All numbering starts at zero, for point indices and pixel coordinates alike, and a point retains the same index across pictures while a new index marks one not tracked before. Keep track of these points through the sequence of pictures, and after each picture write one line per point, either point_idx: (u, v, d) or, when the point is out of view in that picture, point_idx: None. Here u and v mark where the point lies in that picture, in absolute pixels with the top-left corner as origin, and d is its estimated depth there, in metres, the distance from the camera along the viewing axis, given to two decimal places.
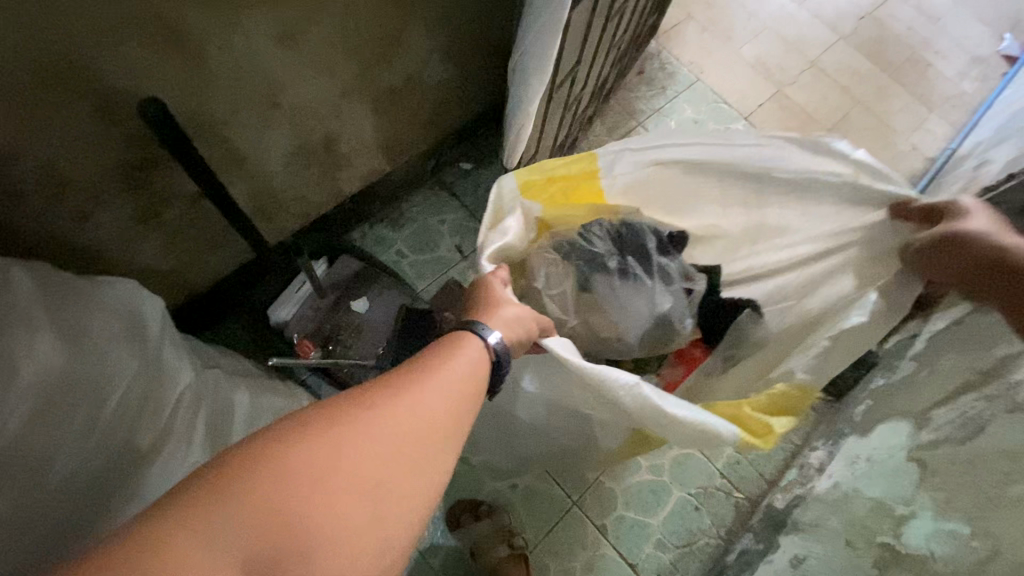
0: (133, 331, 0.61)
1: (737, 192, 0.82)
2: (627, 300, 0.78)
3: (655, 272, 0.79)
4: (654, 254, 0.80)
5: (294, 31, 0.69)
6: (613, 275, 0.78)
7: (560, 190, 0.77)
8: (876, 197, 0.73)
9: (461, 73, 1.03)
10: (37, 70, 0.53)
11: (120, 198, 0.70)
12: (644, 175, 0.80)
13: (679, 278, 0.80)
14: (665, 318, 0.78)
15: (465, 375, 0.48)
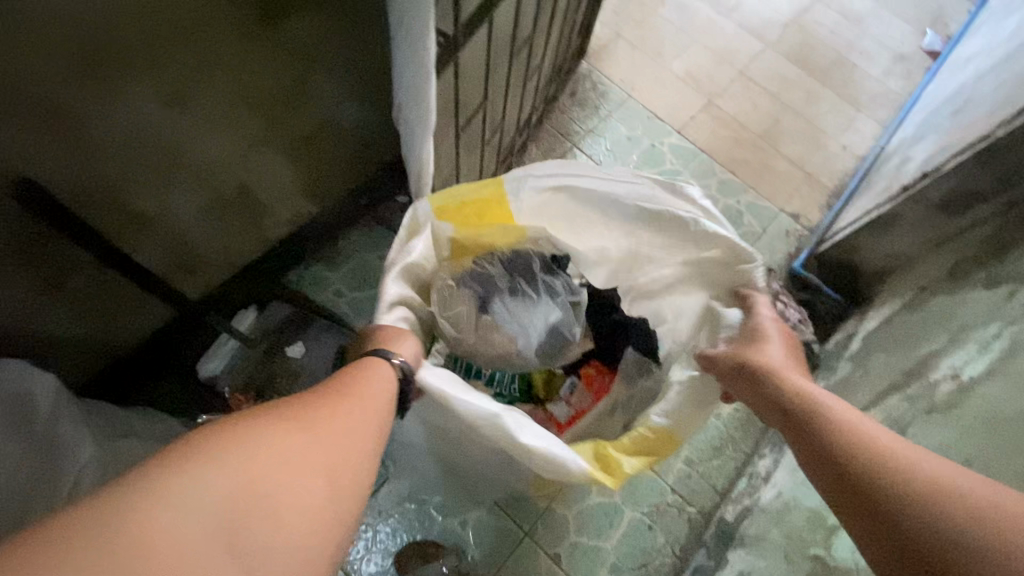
0: (21, 413, 0.63)
1: (619, 229, 0.84)
2: (519, 317, 0.80)
3: (541, 288, 0.82)
4: (539, 273, 0.83)
5: (183, 96, 0.69)
6: (509, 296, 0.81)
7: (474, 211, 0.79)
8: (710, 238, 0.79)
9: (377, 113, 1.03)
10: None
11: (14, 271, 0.68)
12: (541, 206, 0.82)
13: (566, 293, 0.83)
14: (555, 330, 0.82)
15: (383, 391, 0.57)
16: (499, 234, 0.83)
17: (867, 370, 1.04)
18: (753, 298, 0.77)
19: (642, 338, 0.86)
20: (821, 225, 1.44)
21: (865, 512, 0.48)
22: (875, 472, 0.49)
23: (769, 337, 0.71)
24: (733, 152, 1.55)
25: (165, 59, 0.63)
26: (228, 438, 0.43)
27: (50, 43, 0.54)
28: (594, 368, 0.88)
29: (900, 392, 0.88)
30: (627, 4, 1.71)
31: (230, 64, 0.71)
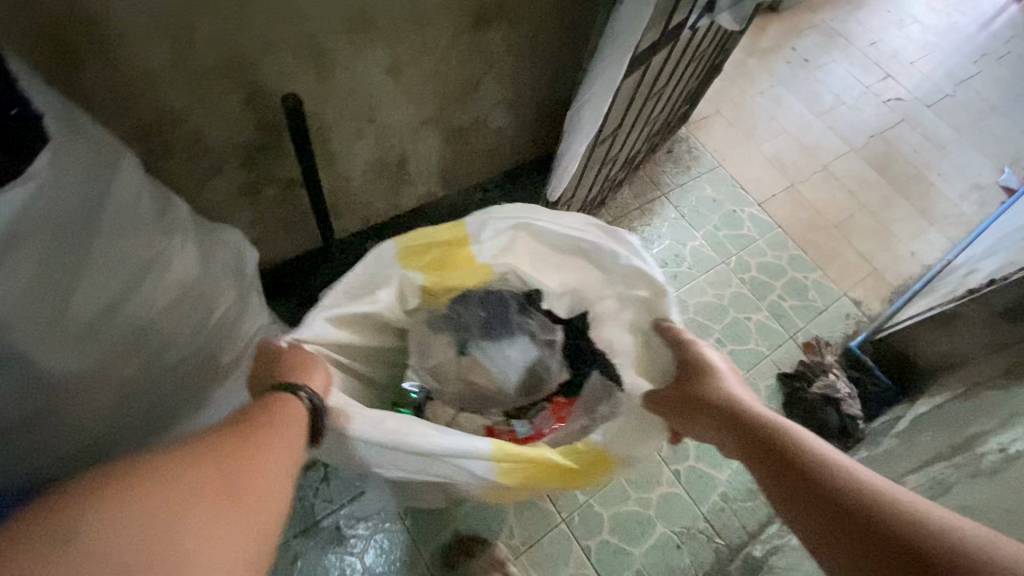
0: (237, 267, 0.74)
1: (574, 268, 0.88)
2: (494, 356, 0.90)
3: (517, 327, 0.92)
4: (513, 314, 0.92)
5: (401, 66, 0.87)
6: (483, 332, 0.91)
7: (441, 256, 0.84)
8: (643, 280, 0.83)
9: (518, 125, 1.21)
10: (221, 62, 0.68)
11: (238, 169, 0.84)
12: (503, 243, 0.85)
13: (540, 332, 0.93)
14: (530, 370, 0.92)
15: (295, 425, 0.55)
16: (468, 278, 0.87)
17: (911, 445, 1.10)
18: (677, 330, 0.80)
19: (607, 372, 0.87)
20: (880, 316, 1.52)
21: (841, 527, 0.48)
22: (851, 488, 0.50)
23: (709, 370, 0.74)
24: (806, 234, 1.67)
25: (402, 33, 0.82)
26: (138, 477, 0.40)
27: (347, 6, 0.72)
28: (561, 400, 0.91)
29: (945, 460, 0.95)
30: (730, 88, 1.91)
31: (440, 50, 0.89)
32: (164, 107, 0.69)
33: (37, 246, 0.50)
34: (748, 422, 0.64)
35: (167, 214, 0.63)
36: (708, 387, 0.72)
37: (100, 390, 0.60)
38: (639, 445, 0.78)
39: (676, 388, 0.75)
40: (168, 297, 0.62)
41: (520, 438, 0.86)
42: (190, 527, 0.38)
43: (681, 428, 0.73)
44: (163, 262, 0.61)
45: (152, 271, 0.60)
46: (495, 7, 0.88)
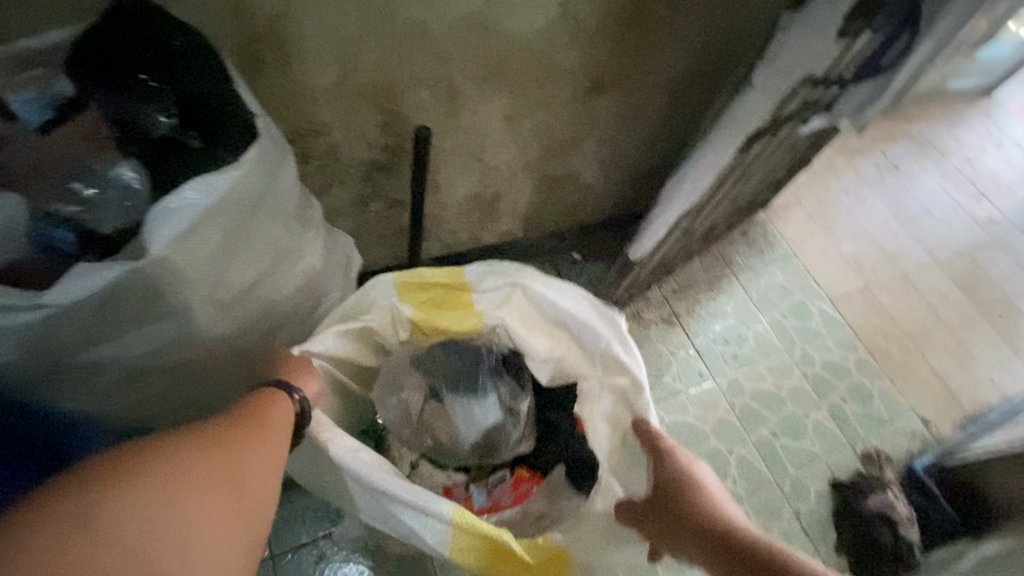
0: (345, 267, 0.82)
1: (559, 341, 0.84)
2: (459, 412, 0.83)
3: (488, 390, 0.85)
4: (485, 375, 0.85)
5: (517, 113, 0.95)
6: (453, 386, 0.84)
7: (440, 294, 0.82)
8: (624, 368, 0.79)
9: (610, 186, 1.25)
10: (372, 87, 0.77)
11: (356, 184, 0.92)
12: (497, 296, 0.82)
13: (509, 399, 0.85)
14: (494, 433, 0.84)
15: (280, 416, 0.60)
16: (460, 323, 0.84)
17: None
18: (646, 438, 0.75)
19: (581, 471, 0.82)
20: (950, 439, 1.43)
21: None
22: None
23: (688, 483, 0.73)
24: (877, 340, 1.61)
25: (526, 85, 0.90)
26: (131, 469, 0.47)
27: (487, 53, 0.81)
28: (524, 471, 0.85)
29: None
30: (814, 182, 1.91)
31: (555, 106, 0.97)
32: (315, 120, 0.78)
33: (217, 226, 0.54)
34: (739, 549, 0.68)
35: (308, 211, 0.70)
36: (689, 505, 0.71)
37: (211, 360, 0.65)
38: (604, 547, 0.74)
39: (654, 502, 0.73)
40: (293, 282, 0.69)
41: (475, 507, 0.82)
42: (191, 520, 0.47)
43: (657, 540, 0.72)
44: (298, 252, 0.68)
45: (289, 258, 0.66)
46: (614, 75, 0.95)
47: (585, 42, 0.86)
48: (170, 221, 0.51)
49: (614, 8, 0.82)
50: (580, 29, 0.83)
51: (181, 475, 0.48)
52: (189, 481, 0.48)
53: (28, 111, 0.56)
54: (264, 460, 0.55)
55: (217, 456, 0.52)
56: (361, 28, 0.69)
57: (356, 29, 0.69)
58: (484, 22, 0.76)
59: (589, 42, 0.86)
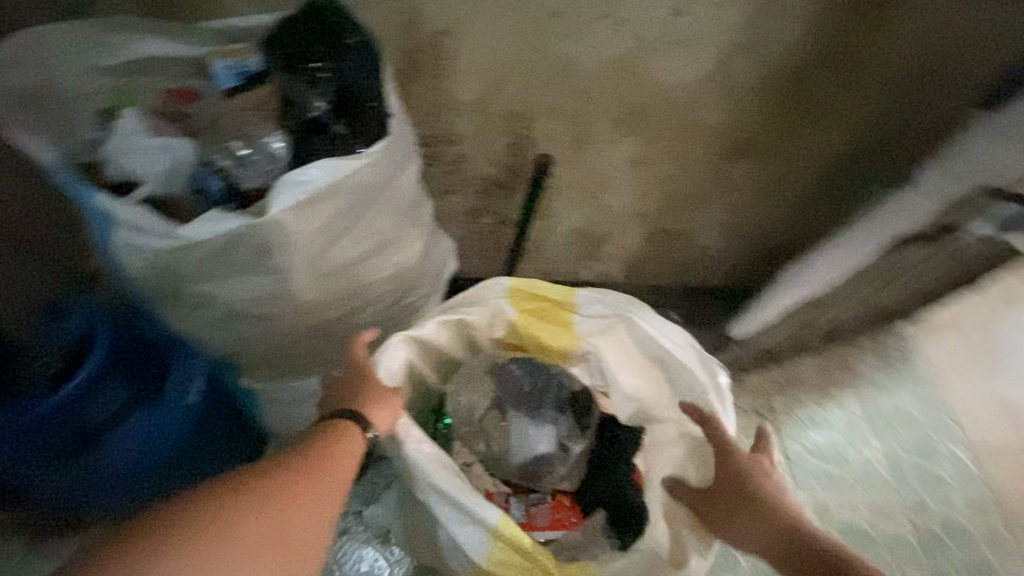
0: (438, 272, 0.79)
1: (653, 382, 0.77)
2: (520, 433, 0.77)
3: (545, 416, 0.78)
4: (548, 403, 0.79)
5: (645, 159, 0.93)
6: (516, 402, 0.79)
7: (545, 309, 0.77)
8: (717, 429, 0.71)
9: (730, 253, 1.17)
10: (509, 107, 0.80)
11: (473, 193, 0.95)
12: (602, 324, 0.76)
13: (565, 432, 0.78)
14: (548, 464, 0.76)
15: (340, 460, 0.57)
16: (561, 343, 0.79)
17: None
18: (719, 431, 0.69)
19: (627, 523, 0.74)
20: None
21: None
22: None
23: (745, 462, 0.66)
24: None
25: (660, 136, 0.88)
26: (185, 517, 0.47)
27: (627, 100, 0.81)
28: (565, 500, 0.77)
29: None
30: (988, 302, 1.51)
31: (687, 160, 0.93)
32: (451, 129, 0.83)
33: (337, 202, 0.57)
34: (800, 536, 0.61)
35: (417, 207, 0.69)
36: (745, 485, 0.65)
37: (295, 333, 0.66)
38: None
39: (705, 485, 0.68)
40: (385, 272, 0.66)
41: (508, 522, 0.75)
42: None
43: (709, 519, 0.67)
44: (399, 242, 0.66)
45: (390, 247, 0.65)
46: (759, 140, 0.89)
47: (735, 102, 0.82)
48: (287, 196, 0.54)
49: (774, 72, 0.78)
50: (732, 88, 0.80)
51: (224, 528, 0.47)
52: (231, 535, 0.47)
53: (222, 73, 0.64)
54: (312, 513, 0.52)
55: (264, 506, 0.50)
56: (512, 52, 0.73)
57: (507, 52, 0.73)
58: (630, 69, 0.76)
59: (739, 103, 0.82)
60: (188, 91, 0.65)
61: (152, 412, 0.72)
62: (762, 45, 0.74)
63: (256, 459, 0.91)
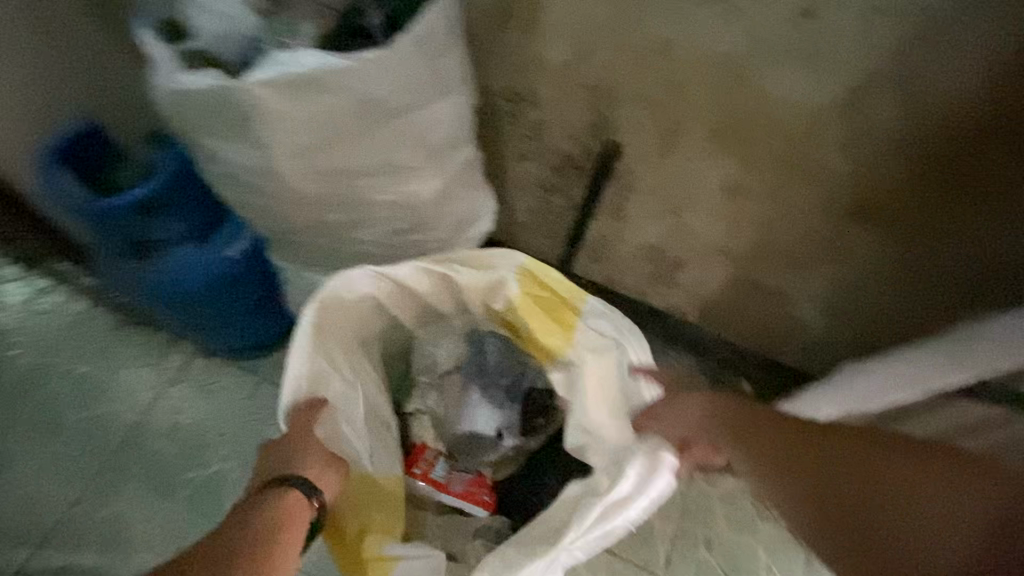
0: (464, 225, 0.77)
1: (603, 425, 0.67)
2: (469, 404, 0.74)
3: (493, 398, 0.75)
4: (499, 389, 0.75)
5: (741, 191, 0.78)
6: (473, 377, 0.75)
7: (547, 304, 0.67)
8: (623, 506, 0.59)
9: (825, 340, 0.96)
10: (595, 82, 0.74)
11: (549, 167, 0.90)
12: (592, 343, 0.66)
13: (502, 421, 0.75)
14: (484, 444, 0.74)
15: (285, 539, 0.52)
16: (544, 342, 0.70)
17: None
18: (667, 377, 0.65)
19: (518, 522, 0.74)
20: None
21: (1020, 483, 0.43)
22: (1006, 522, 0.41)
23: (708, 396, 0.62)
24: None
25: (766, 164, 0.73)
26: None
27: (729, 108, 0.69)
28: (488, 483, 0.73)
29: None
30: None
31: (792, 206, 0.77)
32: (534, 90, 0.79)
33: (335, 119, 0.54)
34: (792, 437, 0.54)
35: (452, 148, 0.67)
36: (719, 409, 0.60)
37: (305, 235, 0.69)
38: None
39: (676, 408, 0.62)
40: (392, 196, 0.65)
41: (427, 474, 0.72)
42: None
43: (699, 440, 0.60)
44: (408, 177, 0.65)
45: (397, 180, 0.64)
46: (890, 207, 0.71)
47: (865, 150, 0.66)
48: (268, 69, 0.50)
49: (926, 124, 0.60)
50: (865, 130, 0.64)
51: None
52: None
53: None
54: None
55: None
56: (606, 20, 0.67)
57: (601, 20, 0.67)
58: (735, 68, 0.64)
59: (870, 151, 0.66)
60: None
61: (194, 251, 0.84)
62: (915, 84, 0.58)
63: (268, 316, 1.01)
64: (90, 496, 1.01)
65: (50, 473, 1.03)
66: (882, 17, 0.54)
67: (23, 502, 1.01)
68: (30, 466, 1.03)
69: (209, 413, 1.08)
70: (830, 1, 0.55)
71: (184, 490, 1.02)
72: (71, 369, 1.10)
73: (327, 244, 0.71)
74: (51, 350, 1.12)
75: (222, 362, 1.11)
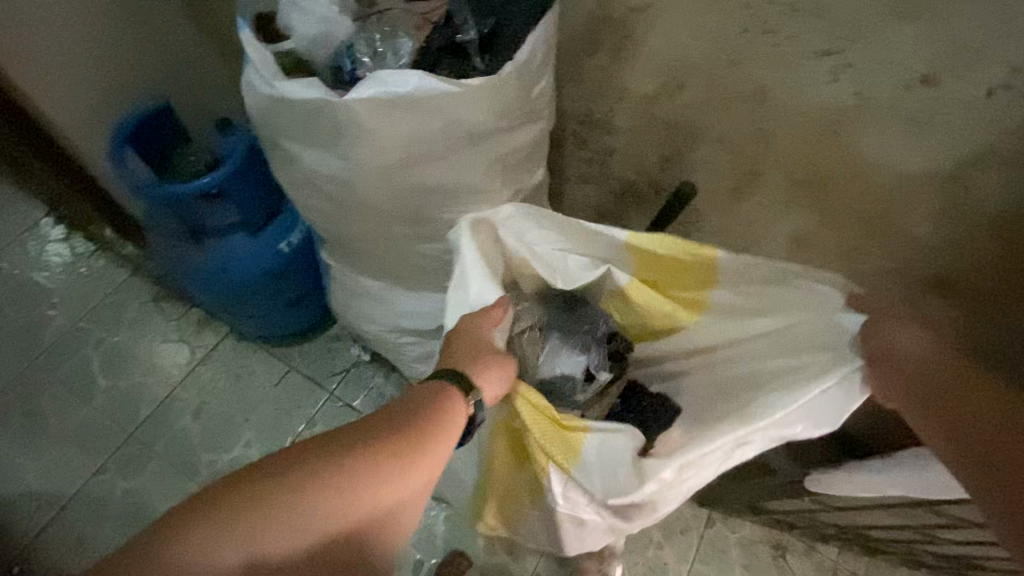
0: None
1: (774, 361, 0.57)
2: (549, 347, 0.63)
3: (573, 338, 0.63)
4: (577, 332, 0.64)
5: (812, 244, 0.74)
6: (544, 326, 0.64)
7: (667, 274, 0.60)
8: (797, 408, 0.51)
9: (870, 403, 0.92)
10: (677, 116, 0.71)
11: (611, 191, 0.87)
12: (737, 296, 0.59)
13: (592, 361, 0.63)
14: (570, 390, 0.62)
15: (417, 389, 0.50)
16: (665, 314, 0.62)
17: None
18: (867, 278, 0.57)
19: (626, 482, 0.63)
20: None
21: None
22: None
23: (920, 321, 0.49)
24: None
25: (845, 224, 0.70)
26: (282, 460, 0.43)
27: (817, 160, 0.66)
28: None
29: None
30: None
31: (864, 267, 0.73)
32: (610, 114, 0.76)
33: (426, 140, 0.53)
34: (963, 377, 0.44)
35: (526, 169, 0.65)
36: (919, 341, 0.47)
37: (365, 243, 0.67)
38: (608, 467, 0.52)
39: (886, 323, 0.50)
40: (460, 212, 0.63)
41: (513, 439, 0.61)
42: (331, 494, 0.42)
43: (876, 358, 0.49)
44: (482, 196, 0.63)
45: (472, 200, 0.62)
46: (976, 284, 0.66)
47: (958, 222, 0.62)
48: (367, 89, 0.49)
49: None
50: (959, 204, 0.61)
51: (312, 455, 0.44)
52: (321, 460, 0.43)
53: None
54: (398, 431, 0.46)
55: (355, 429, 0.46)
56: (701, 57, 0.64)
57: (694, 56, 0.64)
58: (831, 123, 0.62)
59: (962, 225, 0.62)
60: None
61: (248, 241, 0.84)
62: None
63: (306, 308, 1.00)
64: (113, 467, 1.02)
65: (76, 439, 1.03)
66: (1011, 93, 0.51)
67: (48, 466, 1.01)
68: (58, 429, 1.04)
69: (238, 395, 1.07)
70: (954, 69, 0.52)
71: (206, 472, 1.02)
72: (105, 337, 1.10)
73: (385, 253, 0.69)
74: (86, 317, 1.12)
75: (255, 346, 1.11)
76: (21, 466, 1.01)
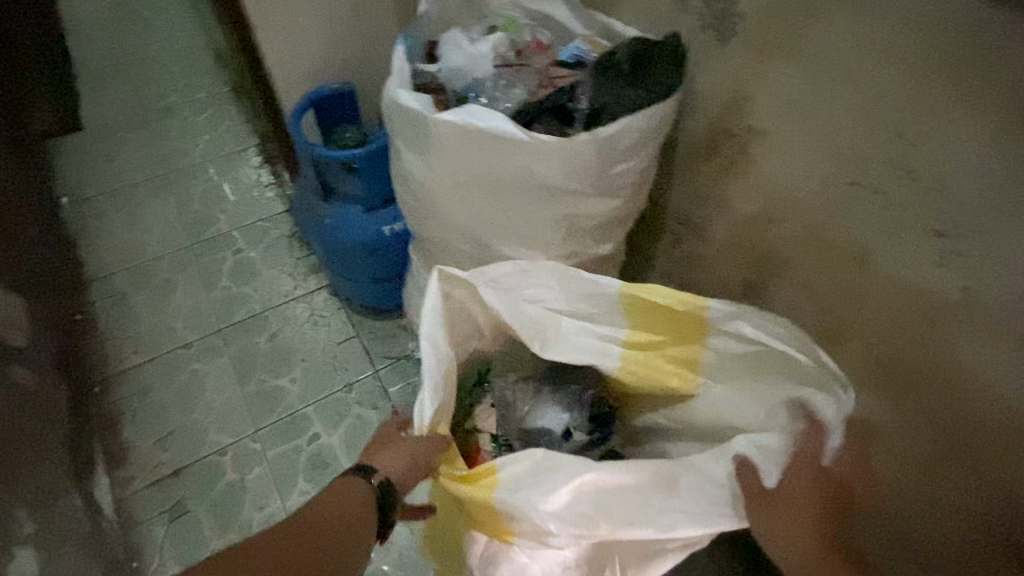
0: None
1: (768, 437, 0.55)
2: (538, 399, 0.69)
3: (559, 396, 0.70)
4: (564, 391, 0.70)
5: (882, 439, 0.63)
6: (538, 380, 0.71)
7: (664, 326, 0.61)
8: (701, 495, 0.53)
9: None
10: (770, 248, 0.68)
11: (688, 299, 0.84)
12: (729, 356, 0.60)
13: (572, 419, 0.68)
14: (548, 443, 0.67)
15: (353, 490, 0.53)
16: (666, 370, 0.64)
17: None
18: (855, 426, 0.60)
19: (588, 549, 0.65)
20: None
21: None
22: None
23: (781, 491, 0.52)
24: None
25: (917, 434, 0.59)
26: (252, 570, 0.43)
27: (904, 349, 0.58)
28: None
29: None
30: None
31: (935, 493, 0.59)
32: (706, 224, 0.75)
33: (498, 175, 0.59)
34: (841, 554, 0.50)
35: (593, 238, 0.67)
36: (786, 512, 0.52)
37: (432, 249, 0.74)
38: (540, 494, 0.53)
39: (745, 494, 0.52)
40: (516, 253, 0.67)
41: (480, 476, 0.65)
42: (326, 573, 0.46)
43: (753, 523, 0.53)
44: (541, 246, 0.66)
45: (527, 245, 0.66)
46: None
47: None
48: (463, 118, 0.57)
49: None
50: None
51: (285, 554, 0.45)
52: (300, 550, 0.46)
53: (567, 49, 0.67)
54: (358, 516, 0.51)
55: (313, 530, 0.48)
56: (805, 195, 0.61)
57: (800, 195, 0.62)
58: (927, 309, 0.54)
59: None
60: (538, 40, 0.69)
61: (362, 214, 0.98)
62: None
63: (383, 289, 1.10)
64: (196, 348, 1.21)
65: (184, 315, 1.25)
66: None
67: (158, 326, 1.24)
68: (178, 303, 1.27)
69: (306, 338, 1.22)
70: None
71: (253, 386, 1.16)
72: (243, 250, 1.34)
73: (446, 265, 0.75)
74: (239, 230, 1.37)
75: (338, 304, 1.25)
76: (142, 316, 1.26)
